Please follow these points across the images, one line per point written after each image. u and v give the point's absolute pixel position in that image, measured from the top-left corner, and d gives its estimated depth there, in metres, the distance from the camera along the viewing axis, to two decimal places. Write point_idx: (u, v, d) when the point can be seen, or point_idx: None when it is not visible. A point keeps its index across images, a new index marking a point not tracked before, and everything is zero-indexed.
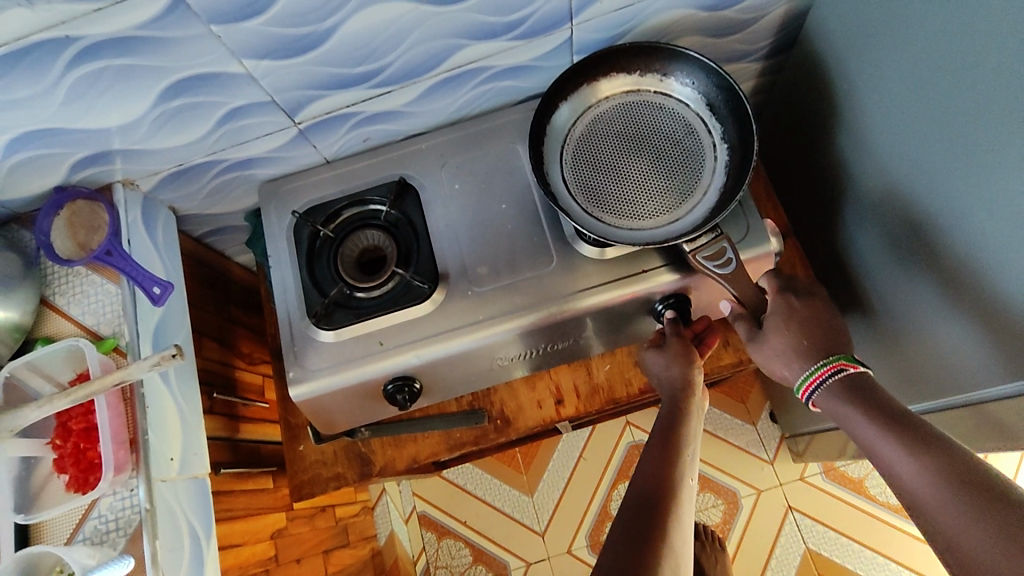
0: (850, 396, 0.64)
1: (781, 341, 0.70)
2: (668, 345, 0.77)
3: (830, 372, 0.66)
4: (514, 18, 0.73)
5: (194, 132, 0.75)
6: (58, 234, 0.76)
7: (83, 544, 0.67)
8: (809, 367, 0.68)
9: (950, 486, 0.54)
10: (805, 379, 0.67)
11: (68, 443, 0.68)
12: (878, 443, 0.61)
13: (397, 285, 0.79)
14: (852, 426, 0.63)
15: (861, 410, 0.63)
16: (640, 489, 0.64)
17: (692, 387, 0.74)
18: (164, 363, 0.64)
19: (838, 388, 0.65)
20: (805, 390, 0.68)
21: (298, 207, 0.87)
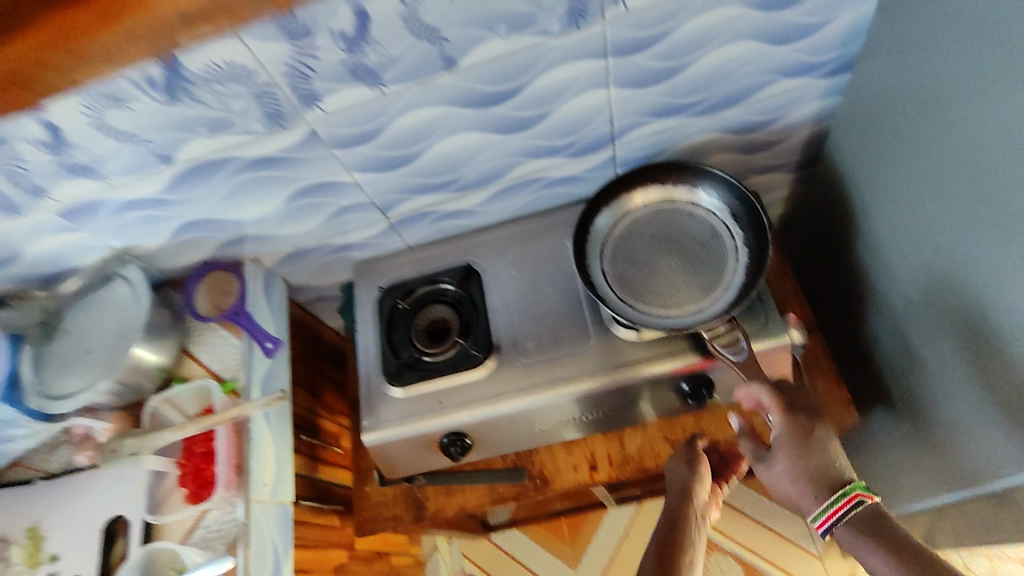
0: (871, 532, 0.66)
1: (789, 471, 0.74)
2: (677, 450, 0.87)
3: (845, 508, 0.68)
4: (567, 140, 0.90)
5: (309, 222, 0.96)
6: (200, 295, 0.97)
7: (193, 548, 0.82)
8: (827, 498, 0.70)
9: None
10: (822, 513, 0.70)
11: (191, 462, 0.85)
12: None
13: (457, 352, 0.94)
14: (870, 563, 0.65)
15: (879, 545, 0.65)
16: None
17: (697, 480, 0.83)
18: (273, 403, 0.88)
19: (857, 522, 0.67)
20: (823, 521, 0.70)
21: (383, 283, 1.05)
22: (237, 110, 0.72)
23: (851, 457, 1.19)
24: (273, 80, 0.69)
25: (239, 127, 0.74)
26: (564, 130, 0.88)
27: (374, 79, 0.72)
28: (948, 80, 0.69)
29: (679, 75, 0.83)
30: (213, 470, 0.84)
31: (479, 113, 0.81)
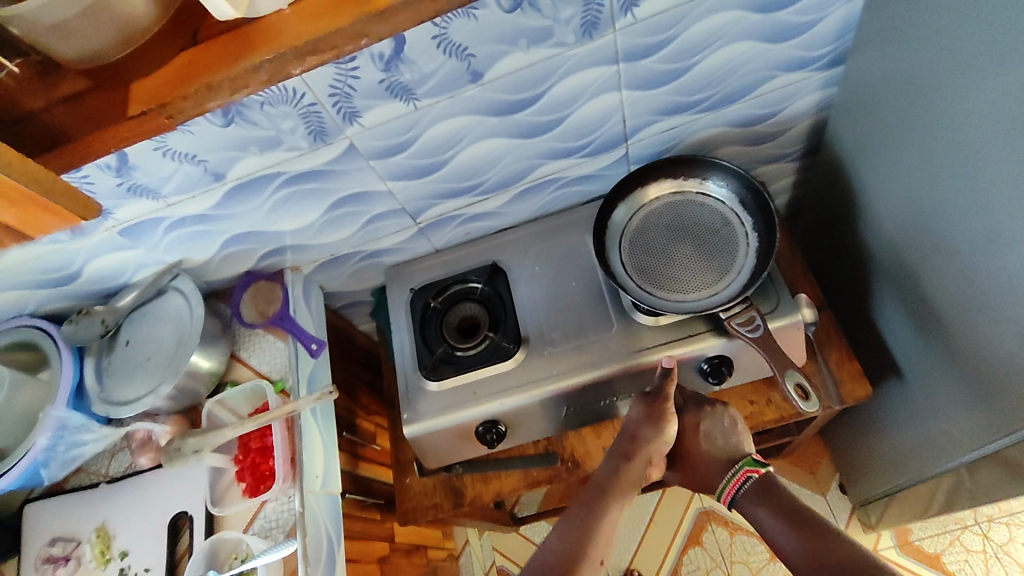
0: (759, 496, 0.80)
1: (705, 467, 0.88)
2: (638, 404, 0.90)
3: (740, 480, 0.81)
4: (583, 141, 0.96)
5: (345, 231, 1.02)
6: (245, 304, 1.03)
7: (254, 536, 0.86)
8: (726, 474, 0.84)
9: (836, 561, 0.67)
10: (723, 488, 0.83)
11: (248, 458, 0.91)
12: (781, 536, 0.74)
13: (489, 344, 1.00)
14: (763, 523, 0.78)
15: (766, 507, 0.78)
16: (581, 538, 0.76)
17: (655, 435, 0.86)
18: (324, 398, 0.91)
19: (750, 490, 0.81)
20: (727, 494, 0.83)
21: (414, 284, 1.12)
22: (286, 129, 0.79)
23: (865, 432, 1.24)
24: (318, 101, 0.76)
25: (288, 143, 0.81)
26: (581, 131, 0.94)
27: (409, 94, 0.78)
28: (930, 71, 0.76)
29: (687, 76, 0.89)
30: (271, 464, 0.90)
31: (504, 120, 0.87)
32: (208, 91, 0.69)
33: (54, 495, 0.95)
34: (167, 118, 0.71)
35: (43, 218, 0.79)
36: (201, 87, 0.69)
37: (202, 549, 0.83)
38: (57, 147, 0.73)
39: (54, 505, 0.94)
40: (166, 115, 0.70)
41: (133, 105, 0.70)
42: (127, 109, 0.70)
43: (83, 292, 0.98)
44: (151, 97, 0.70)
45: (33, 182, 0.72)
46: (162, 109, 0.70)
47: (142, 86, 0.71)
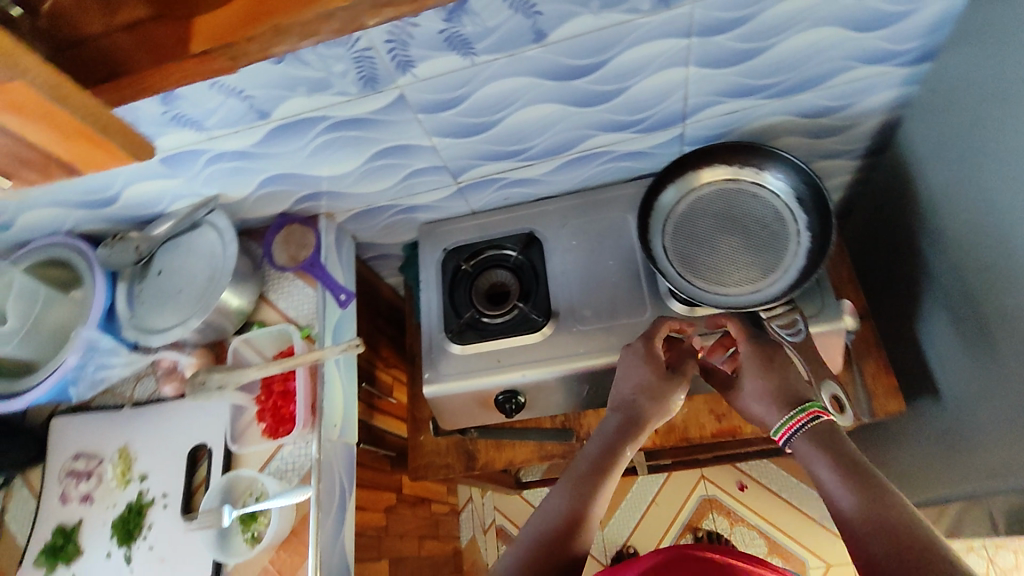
0: (821, 441, 0.70)
1: (754, 387, 0.79)
2: (642, 367, 0.83)
3: (802, 421, 0.72)
4: (638, 117, 0.92)
5: (384, 183, 1.00)
6: (278, 248, 1.04)
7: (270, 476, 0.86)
8: (790, 411, 0.74)
9: (897, 532, 0.58)
10: (782, 425, 0.73)
11: (270, 400, 0.90)
12: (834, 490, 0.65)
13: (517, 314, 0.98)
14: (817, 471, 0.68)
15: (829, 453, 0.68)
16: (578, 510, 0.72)
17: (657, 412, 0.82)
18: (350, 349, 0.88)
19: (812, 433, 0.71)
20: (783, 433, 0.74)
21: (447, 245, 1.10)
22: (336, 72, 0.76)
23: (887, 445, 1.21)
24: (373, 46, 0.73)
25: (336, 88, 0.78)
26: (638, 105, 0.90)
27: (466, 48, 0.75)
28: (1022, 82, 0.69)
29: (758, 58, 0.83)
30: (291, 408, 0.89)
31: (561, 86, 0.83)
32: (277, 34, 0.65)
33: (79, 411, 0.97)
34: (229, 59, 0.67)
35: (89, 149, 0.76)
36: (270, 29, 0.65)
37: (217, 486, 0.84)
38: (111, 80, 0.70)
39: (79, 422, 0.96)
40: (229, 57, 0.67)
41: (195, 42, 0.67)
42: (189, 45, 0.67)
43: (119, 216, 0.98)
44: (214, 35, 0.67)
45: (87, 118, 0.71)
46: (225, 50, 0.66)
47: (205, 23, 0.67)
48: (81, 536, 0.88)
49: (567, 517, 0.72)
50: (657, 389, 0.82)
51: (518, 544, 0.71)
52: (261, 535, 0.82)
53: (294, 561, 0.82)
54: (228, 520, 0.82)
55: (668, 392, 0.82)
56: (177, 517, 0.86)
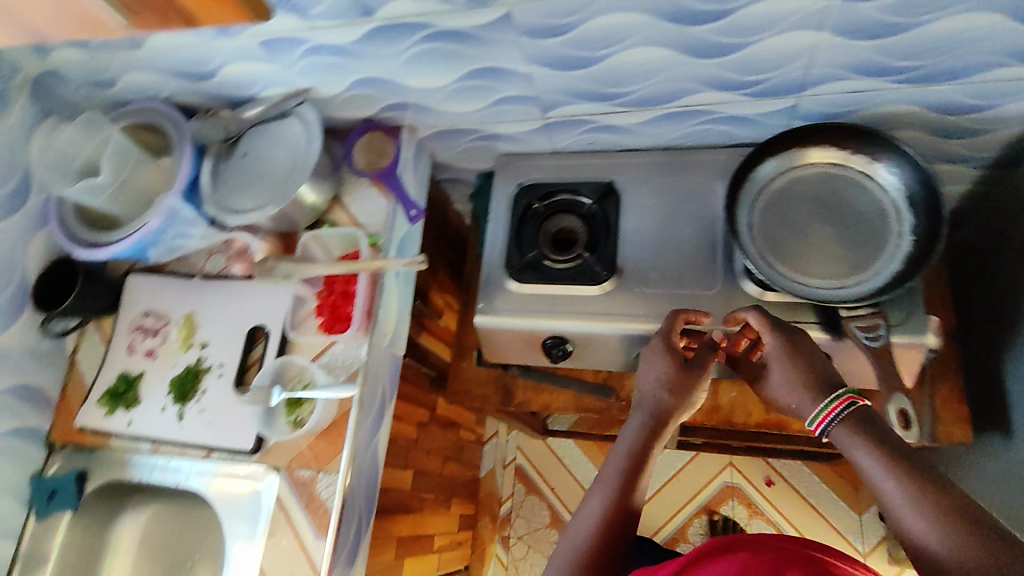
0: (861, 429, 0.67)
1: (783, 375, 0.76)
2: (657, 361, 0.80)
3: (841, 407, 0.69)
4: (751, 79, 0.86)
5: (472, 104, 0.97)
6: (358, 151, 1.03)
7: (319, 367, 0.88)
8: (823, 401, 0.71)
9: (959, 530, 0.56)
10: (817, 415, 0.70)
11: (330, 298, 0.92)
12: (880, 477, 0.63)
13: (581, 264, 0.95)
14: (859, 459, 0.66)
15: (870, 441, 0.65)
16: (616, 518, 0.71)
17: (680, 407, 0.79)
18: (413, 265, 0.90)
19: (850, 420, 0.68)
20: (820, 422, 0.70)
21: (523, 180, 1.06)
22: None
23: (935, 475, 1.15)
24: None
25: None
26: (754, 66, 0.83)
27: None
28: None
29: (903, 35, 0.75)
30: (349, 309, 0.90)
31: (676, 31, 0.78)
32: None
33: (154, 272, 1.03)
34: None
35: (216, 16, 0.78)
36: None
37: (271, 366, 0.88)
38: None
39: (152, 283, 1.02)
40: None
41: None
42: None
43: (215, 92, 1.00)
44: None
45: None
46: None
47: None
48: (141, 386, 0.94)
49: (602, 523, 0.71)
50: (679, 384, 0.79)
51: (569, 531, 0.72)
52: (301, 421, 0.86)
53: (330, 450, 0.84)
54: (274, 401, 0.86)
55: (691, 387, 0.79)
56: (228, 389, 0.90)
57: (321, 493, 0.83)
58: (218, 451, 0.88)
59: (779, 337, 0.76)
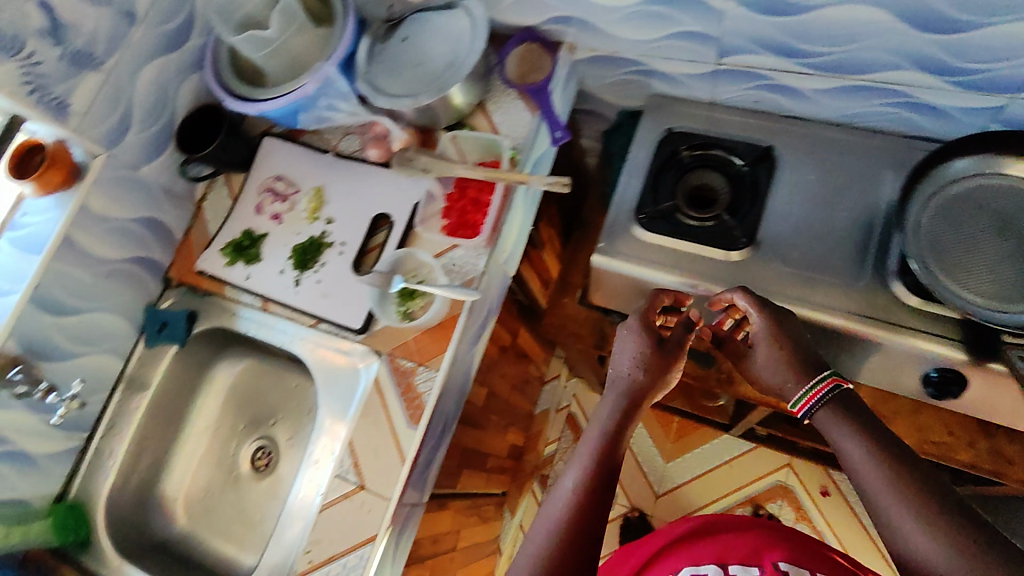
0: (841, 411, 0.66)
1: (770, 358, 0.74)
2: (630, 338, 0.77)
3: (824, 390, 0.68)
4: (967, 66, 0.77)
5: (644, 33, 0.89)
6: (512, 60, 0.98)
7: (438, 267, 0.88)
8: (806, 385, 0.71)
9: (941, 522, 0.55)
10: (802, 395, 0.70)
11: (460, 202, 0.90)
12: (855, 456, 0.62)
13: (718, 225, 0.90)
14: (838, 440, 0.65)
15: (851, 423, 0.65)
16: (590, 503, 0.65)
17: (656, 387, 0.76)
18: (555, 188, 0.85)
19: (833, 404, 0.67)
20: (803, 404, 0.70)
21: (673, 125, 0.98)
22: None
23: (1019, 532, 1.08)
24: None
25: None
26: (976, 52, 0.75)
27: None
28: None
29: None
30: (479, 219, 0.89)
31: None
32: None
33: (290, 140, 1.04)
34: None
35: None
36: None
37: (392, 254, 0.89)
38: None
39: (287, 149, 1.03)
40: None
41: None
42: None
43: None
44: None
45: None
46: None
47: None
48: (264, 245, 0.97)
49: (575, 505, 0.65)
50: (652, 365, 0.75)
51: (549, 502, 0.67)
52: (412, 315, 0.88)
53: (435, 347, 0.86)
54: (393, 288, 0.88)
55: (665, 370, 0.76)
56: (348, 267, 0.92)
57: (419, 386, 0.85)
58: (326, 322, 0.92)
59: (767, 319, 0.75)
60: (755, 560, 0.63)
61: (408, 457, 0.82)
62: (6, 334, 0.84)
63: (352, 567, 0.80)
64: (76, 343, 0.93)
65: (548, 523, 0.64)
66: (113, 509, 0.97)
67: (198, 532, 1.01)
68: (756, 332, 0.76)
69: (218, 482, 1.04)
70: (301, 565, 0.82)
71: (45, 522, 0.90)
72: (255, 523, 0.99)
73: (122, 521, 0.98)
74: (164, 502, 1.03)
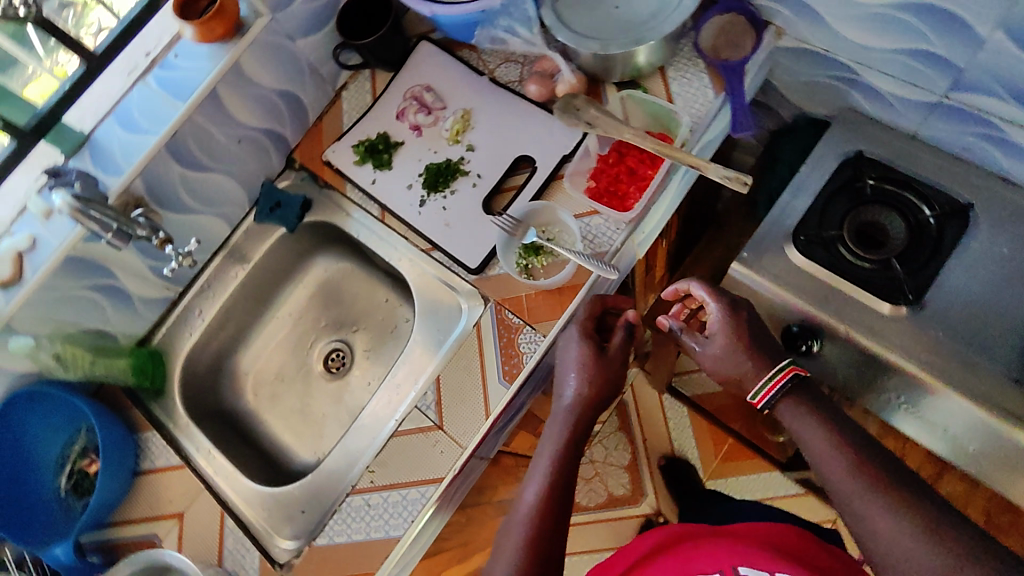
0: (803, 406, 0.64)
1: (726, 350, 0.70)
2: (573, 347, 0.75)
3: (782, 382, 0.65)
4: None
5: (873, 39, 0.79)
6: (709, 28, 0.88)
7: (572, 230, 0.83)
8: (761, 379, 0.67)
9: (907, 516, 0.53)
10: (760, 388, 0.66)
11: (615, 168, 0.84)
12: (820, 449, 0.61)
13: (883, 272, 0.81)
14: (802, 434, 0.63)
15: (814, 418, 0.63)
16: (543, 539, 0.63)
17: (606, 392, 0.73)
18: (732, 183, 0.75)
19: (793, 401, 0.65)
20: (762, 396, 0.66)
21: (864, 148, 0.88)
22: None
23: None
24: None
25: None
26: None
27: None
28: None
29: None
30: (631, 191, 0.83)
31: None
32: None
33: (447, 51, 0.98)
34: None
35: None
36: None
37: (535, 205, 0.85)
38: None
39: (443, 60, 0.97)
40: None
41: None
42: None
43: None
44: None
45: None
46: None
47: None
48: (397, 154, 0.94)
49: (538, 515, 0.64)
50: (597, 378, 0.72)
51: (512, 521, 0.65)
52: (532, 271, 0.84)
53: (547, 309, 0.82)
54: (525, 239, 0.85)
55: (612, 382, 0.73)
56: (478, 202, 0.88)
57: (520, 345, 0.81)
58: (439, 251, 0.89)
59: (723, 307, 0.71)
60: (715, 568, 0.65)
61: (493, 413, 0.80)
62: (136, 173, 0.83)
63: (411, 501, 0.79)
64: (194, 201, 0.92)
65: (517, 530, 0.64)
66: (189, 367, 0.99)
67: (261, 412, 1.02)
68: (711, 320, 0.72)
69: (292, 369, 1.05)
70: (362, 483, 0.81)
71: (127, 361, 0.92)
72: (315, 422, 1.00)
73: (195, 380, 0.99)
74: (235, 375, 1.04)
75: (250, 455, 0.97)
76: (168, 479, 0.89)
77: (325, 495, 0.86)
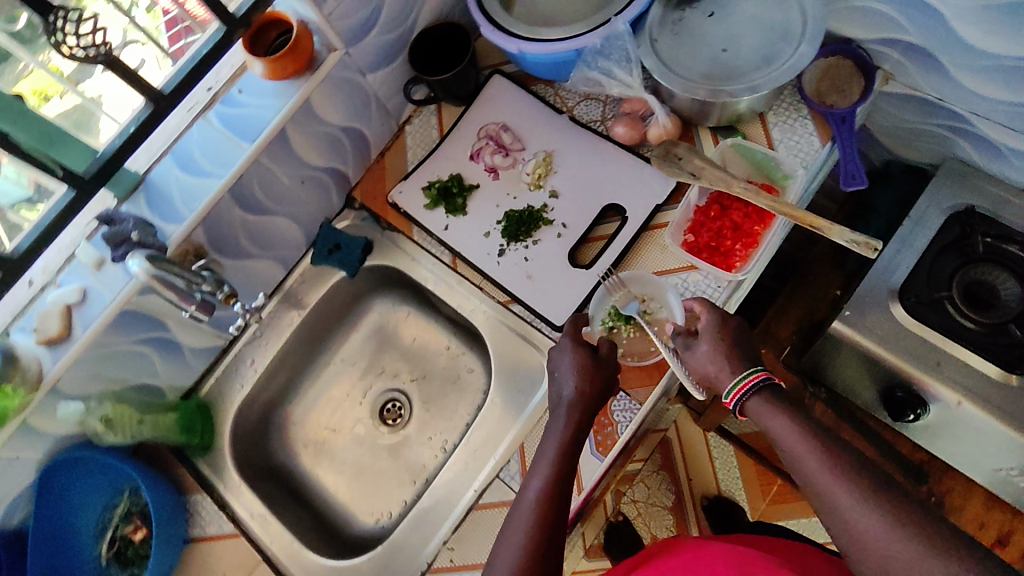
0: (772, 402, 0.58)
1: (711, 353, 0.64)
2: (565, 352, 0.70)
3: (755, 380, 0.59)
4: None
5: (999, 91, 0.73)
6: (814, 70, 0.82)
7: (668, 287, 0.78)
8: (733, 379, 0.61)
9: (889, 512, 0.46)
10: (734, 385, 0.60)
11: (717, 223, 0.78)
12: (790, 445, 0.54)
13: (1001, 336, 0.77)
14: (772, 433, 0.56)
15: (783, 410, 0.56)
16: (543, 541, 0.57)
17: (601, 395, 0.68)
18: (861, 250, 0.70)
19: (762, 396, 0.59)
20: (734, 394, 0.60)
21: (974, 201, 0.84)
22: None
23: None
24: None
25: None
26: None
27: None
28: None
29: None
30: (735, 248, 0.77)
31: None
32: None
33: (522, 85, 0.91)
34: None
35: None
36: None
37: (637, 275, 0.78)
38: None
39: (517, 96, 0.90)
40: None
41: None
42: None
43: None
44: None
45: None
46: None
47: None
48: (471, 197, 0.87)
49: (539, 512, 0.59)
50: (595, 374, 0.68)
51: (516, 512, 0.60)
52: (616, 341, 0.78)
53: (642, 376, 0.77)
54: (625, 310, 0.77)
55: (608, 379, 0.69)
56: (563, 254, 0.82)
57: (614, 414, 0.76)
58: (519, 305, 0.83)
59: (712, 311, 0.67)
60: None
61: (585, 488, 0.75)
62: (198, 221, 0.76)
63: None
64: (252, 245, 0.85)
65: (519, 526, 0.58)
66: (238, 421, 0.91)
67: (313, 468, 0.95)
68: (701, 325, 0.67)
69: (346, 419, 0.98)
70: (441, 561, 0.77)
71: (174, 417, 0.84)
72: (375, 479, 0.93)
73: (244, 436, 0.92)
74: (283, 428, 0.97)
75: (303, 516, 0.91)
76: (221, 547, 0.83)
77: (398, 569, 0.79)
